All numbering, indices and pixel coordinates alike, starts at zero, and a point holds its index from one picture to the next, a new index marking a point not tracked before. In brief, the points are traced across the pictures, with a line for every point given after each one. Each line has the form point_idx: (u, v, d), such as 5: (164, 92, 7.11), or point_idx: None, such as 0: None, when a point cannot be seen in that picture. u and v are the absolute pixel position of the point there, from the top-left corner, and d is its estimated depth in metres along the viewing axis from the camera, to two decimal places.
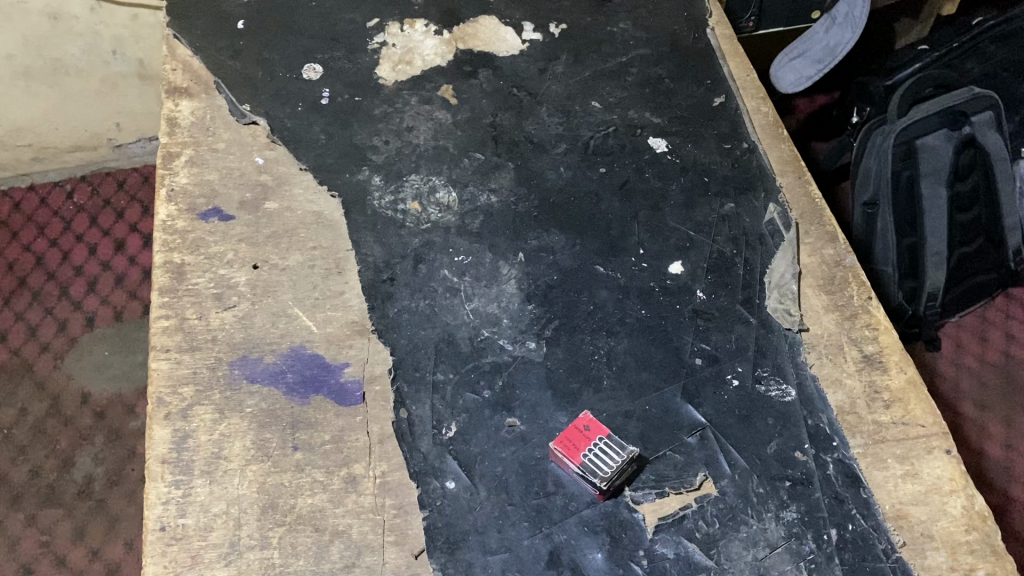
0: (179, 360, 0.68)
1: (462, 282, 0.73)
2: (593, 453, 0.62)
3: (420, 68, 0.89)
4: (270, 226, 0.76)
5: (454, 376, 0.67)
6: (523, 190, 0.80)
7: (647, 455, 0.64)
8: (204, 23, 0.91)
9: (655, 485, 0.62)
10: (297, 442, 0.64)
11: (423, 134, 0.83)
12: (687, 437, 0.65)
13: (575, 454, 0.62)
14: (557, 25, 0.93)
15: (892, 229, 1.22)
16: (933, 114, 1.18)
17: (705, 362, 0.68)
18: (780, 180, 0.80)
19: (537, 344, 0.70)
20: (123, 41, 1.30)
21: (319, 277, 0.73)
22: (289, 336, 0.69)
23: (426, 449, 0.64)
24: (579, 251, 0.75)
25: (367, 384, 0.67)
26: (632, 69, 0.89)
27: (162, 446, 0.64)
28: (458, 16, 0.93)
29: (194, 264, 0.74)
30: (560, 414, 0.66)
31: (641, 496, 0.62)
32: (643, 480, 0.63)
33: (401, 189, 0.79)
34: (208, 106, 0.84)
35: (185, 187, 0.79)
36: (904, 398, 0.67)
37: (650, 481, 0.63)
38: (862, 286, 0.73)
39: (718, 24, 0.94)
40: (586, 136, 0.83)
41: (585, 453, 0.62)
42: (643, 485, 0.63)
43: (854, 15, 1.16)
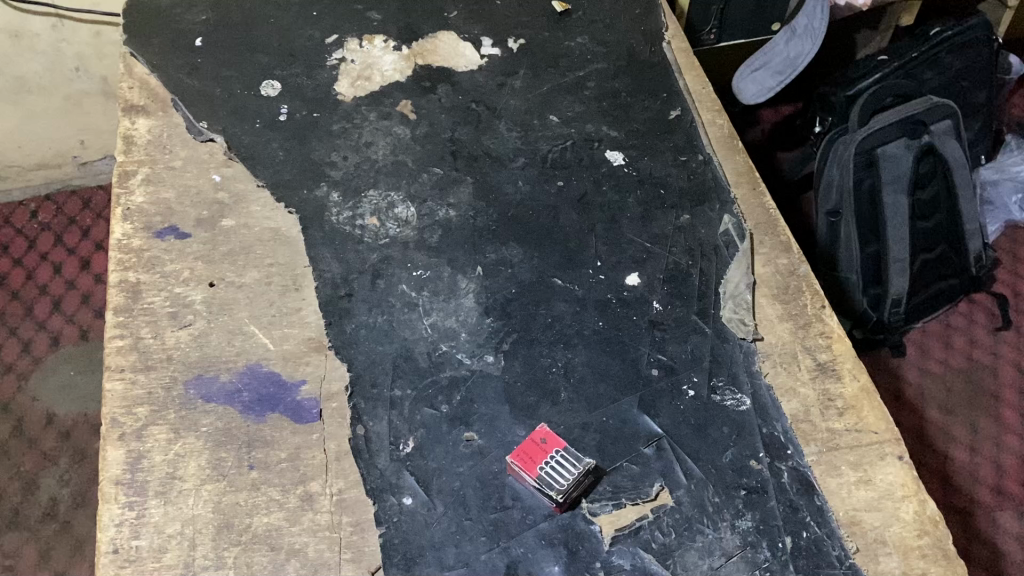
0: (133, 380, 0.67)
1: (420, 297, 0.73)
2: (549, 465, 0.62)
3: (378, 84, 0.89)
4: (227, 243, 0.76)
5: (411, 392, 0.67)
6: (482, 205, 0.80)
7: (600, 468, 0.64)
8: (162, 41, 0.91)
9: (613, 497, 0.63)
10: (253, 460, 0.64)
11: (382, 149, 0.84)
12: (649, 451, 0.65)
13: (534, 467, 0.62)
14: (515, 40, 0.93)
15: (855, 237, 1.24)
16: (892, 124, 1.20)
17: (661, 373, 0.69)
18: (734, 192, 0.81)
19: (495, 357, 0.70)
20: (87, 58, 1.32)
21: (276, 294, 0.73)
22: (244, 353, 0.69)
23: (383, 466, 0.64)
24: (537, 264, 0.76)
25: (324, 402, 0.67)
26: (589, 83, 0.89)
27: (116, 467, 0.63)
28: (417, 32, 0.93)
29: (150, 283, 0.73)
30: (517, 428, 0.66)
31: (599, 510, 0.62)
32: (600, 492, 0.63)
33: (359, 205, 0.79)
34: (165, 124, 0.84)
35: (142, 206, 0.78)
36: (857, 405, 0.68)
37: (608, 494, 0.63)
38: (816, 295, 0.74)
39: (674, 37, 0.95)
40: (544, 149, 0.84)
41: (542, 464, 0.62)
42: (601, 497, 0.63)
43: (814, 27, 1.19)
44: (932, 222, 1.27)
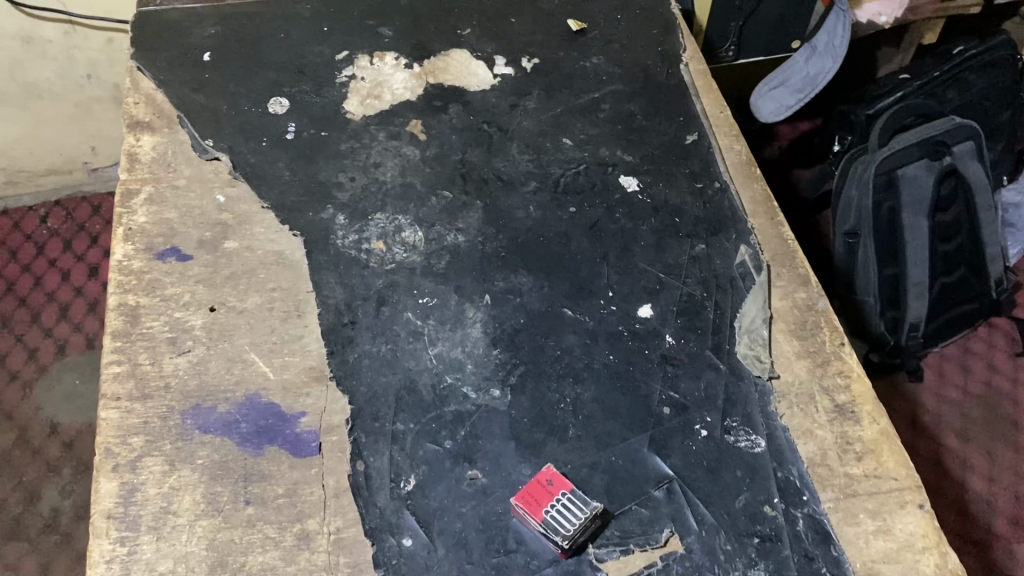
0: (129, 409, 0.65)
1: (425, 325, 0.71)
2: (554, 509, 0.59)
3: (389, 103, 0.87)
4: (229, 266, 0.74)
5: (414, 426, 0.65)
6: (491, 230, 0.78)
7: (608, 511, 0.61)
8: (170, 55, 0.89)
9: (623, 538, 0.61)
10: (249, 495, 0.62)
11: (390, 171, 0.82)
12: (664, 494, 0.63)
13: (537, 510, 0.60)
14: (529, 59, 0.91)
15: (873, 259, 1.22)
16: (912, 144, 1.18)
17: (673, 411, 0.66)
18: (752, 222, 0.78)
19: (502, 391, 0.68)
20: (98, 64, 1.31)
21: (278, 321, 0.71)
22: (244, 383, 0.67)
23: (383, 504, 0.62)
24: (547, 293, 0.74)
25: (324, 435, 0.65)
26: (604, 105, 0.87)
27: (108, 500, 0.61)
28: (429, 49, 0.91)
29: (149, 307, 0.71)
30: (523, 466, 0.63)
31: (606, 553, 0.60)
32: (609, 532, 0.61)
33: (365, 228, 0.77)
34: (170, 142, 0.82)
35: (144, 226, 0.76)
36: (876, 450, 0.65)
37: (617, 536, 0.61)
38: (835, 331, 0.71)
39: (693, 59, 0.92)
40: (556, 173, 0.82)
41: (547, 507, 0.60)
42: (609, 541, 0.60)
43: (835, 45, 1.17)
44: (953, 245, 1.24)
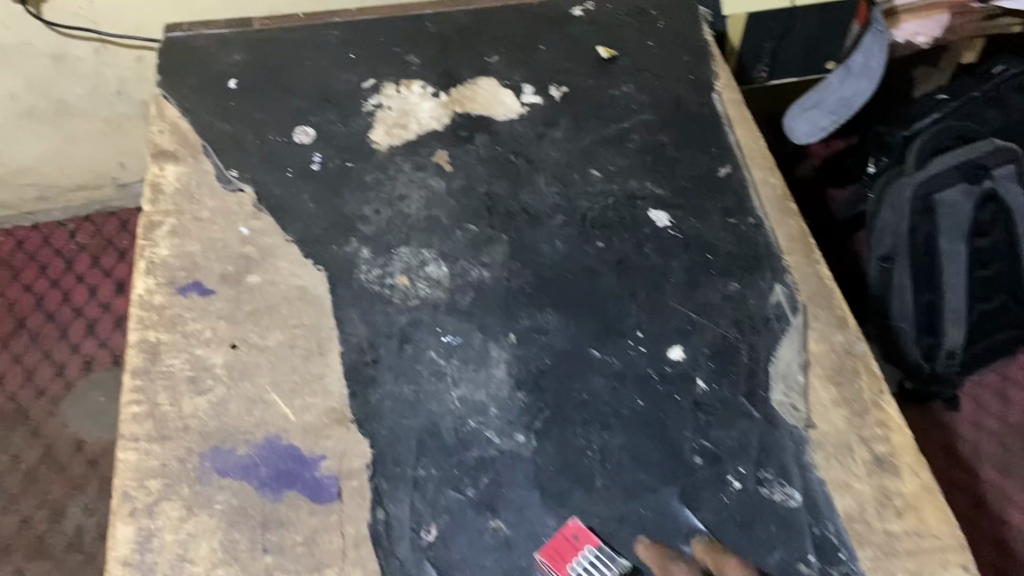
0: (148, 451, 0.64)
1: (449, 366, 0.70)
2: (580, 567, 0.59)
3: (415, 132, 0.85)
4: (251, 302, 0.73)
5: (436, 473, 0.64)
6: (517, 266, 0.76)
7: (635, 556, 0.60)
8: (196, 82, 0.89)
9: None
10: (267, 543, 0.60)
11: (415, 203, 0.80)
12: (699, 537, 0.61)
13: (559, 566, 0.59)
14: (558, 87, 0.89)
15: (909, 284, 1.20)
16: (952, 167, 1.15)
17: (704, 461, 0.64)
18: (787, 259, 0.76)
19: (526, 437, 0.66)
20: (128, 82, 1.31)
21: (300, 359, 0.70)
22: (264, 424, 0.66)
23: (403, 555, 0.60)
24: (574, 332, 0.72)
25: (344, 480, 0.63)
26: (634, 135, 0.85)
27: (125, 546, 0.60)
28: (457, 77, 0.90)
29: (170, 344, 0.70)
30: (548, 517, 0.62)
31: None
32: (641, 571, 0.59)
33: (389, 263, 0.76)
34: (194, 172, 0.81)
35: (166, 260, 0.75)
36: (918, 506, 0.62)
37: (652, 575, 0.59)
38: (874, 378, 0.69)
39: (726, 87, 0.90)
40: (584, 207, 0.80)
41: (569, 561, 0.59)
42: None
43: (871, 66, 1.13)
44: (992, 271, 1.20)
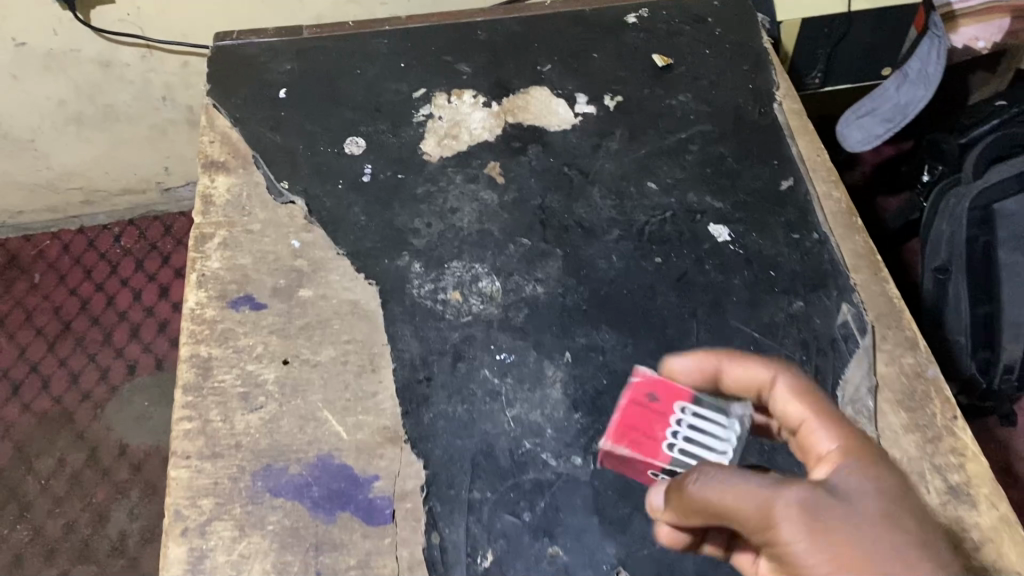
0: (199, 468, 0.63)
1: (503, 385, 0.68)
2: (683, 428, 0.56)
3: (466, 143, 0.84)
4: (304, 316, 0.72)
5: (492, 495, 0.62)
6: (572, 282, 0.74)
7: (663, 454, 0.55)
8: (246, 92, 0.88)
9: (709, 412, 0.57)
10: (321, 566, 0.59)
11: (467, 216, 0.79)
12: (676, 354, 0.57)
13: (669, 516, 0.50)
14: (612, 97, 0.87)
15: (966, 297, 1.14)
16: (1010, 177, 1.11)
17: None
18: (853, 277, 0.73)
19: (584, 459, 0.64)
20: (173, 88, 1.32)
21: (352, 376, 0.69)
22: (316, 443, 0.65)
23: None
24: (631, 351, 0.70)
25: (398, 502, 0.62)
26: (692, 147, 0.83)
27: (177, 567, 0.59)
28: (508, 87, 0.88)
29: (221, 359, 0.69)
30: (608, 544, 0.60)
31: (727, 438, 0.56)
32: (677, 457, 0.55)
33: (441, 277, 0.74)
34: (244, 183, 0.81)
35: (218, 273, 0.75)
36: (996, 539, 0.59)
37: (696, 421, 0.56)
38: (947, 403, 0.66)
39: (786, 96, 0.87)
40: (641, 221, 0.78)
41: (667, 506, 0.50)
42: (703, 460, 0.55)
43: (927, 72, 1.09)
44: None
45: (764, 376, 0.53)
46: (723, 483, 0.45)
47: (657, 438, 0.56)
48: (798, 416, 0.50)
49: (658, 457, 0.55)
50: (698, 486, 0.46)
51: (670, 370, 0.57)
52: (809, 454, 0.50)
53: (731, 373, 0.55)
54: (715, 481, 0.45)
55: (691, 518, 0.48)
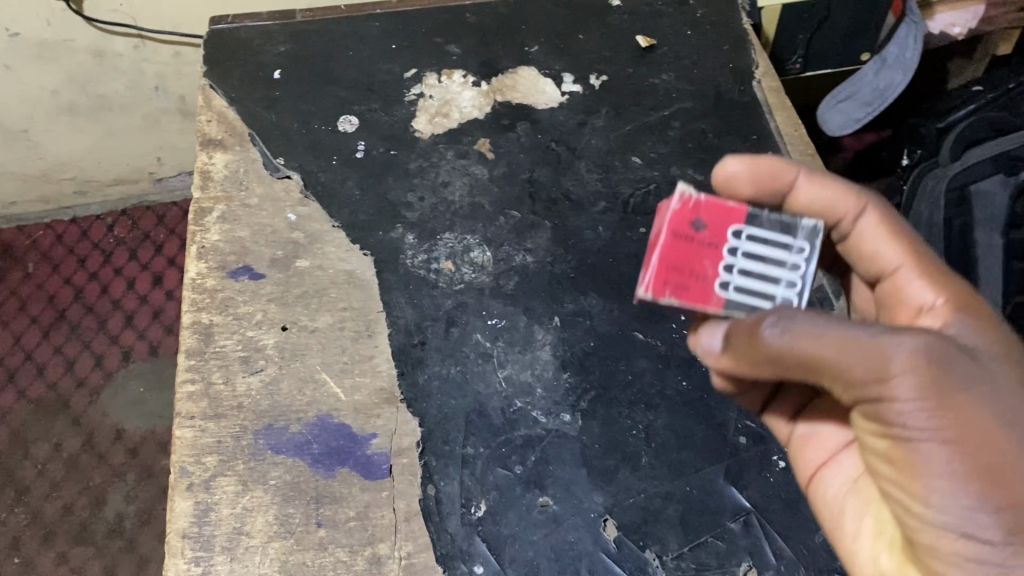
0: (203, 428, 0.66)
1: (495, 348, 0.71)
2: (738, 266, 0.52)
3: (456, 121, 0.86)
4: (301, 285, 0.74)
5: (485, 451, 0.65)
6: (560, 251, 0.77)
7: (717, 297, 0.52)
8: (241, 73, 0.90)
9: (765, 242, 0.52)
10: (321, 518, 0.62)
11: (459, 190, 0.81)
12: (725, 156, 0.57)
13: (722, 361, 0.50)
14: (597, 76, 0.90)
15: None
16: (985, 160, 1.10)
17: (749, 441, 0.66)
18: None
19: (572, 416, 0.67)
20: (166, 77, 1.28)
21: (349, 341, 0.71)
22: (316, 403, 0.67)
23: (454, 530, 0.62)
24: (617, 316, 0.73)
25: (394, 457, 0.65)
26: (675, 123, 0.86)
27: (183, 519, 0.62)
28: (497, 67, 0.91)
29: (222, 325, 0.72)
30: (595, 494, 0.64)
31: (786, 272, 0.52)
32: (733, 298, 0.52)
33: (434, 248, 0.77)
34: (242, 160, 0.83)
35: (217, 245, 0.77)
36: None
37: (750, 256, 0.52)
38: None
39: (765, 75, 0.90)
40: (626, 194, 0.81)
41: (725, 350, 0.50)
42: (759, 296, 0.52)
43: (906, 57, 1.09)
44: None
45: (852, 206, 0.56)
46: (841, 332, 0.45)
47: (708, 277, 0.52)
48: (887, 252, 0.55)
49: (711, 303, 0.52)
50: (791, 336, 0.45)
51: (721, 178, 0.56)
52: (904, 301, 0.54)
53: (803, 193, 0.57)
54: (810, 331, 0.45)
55: (760, 367, 0.47)
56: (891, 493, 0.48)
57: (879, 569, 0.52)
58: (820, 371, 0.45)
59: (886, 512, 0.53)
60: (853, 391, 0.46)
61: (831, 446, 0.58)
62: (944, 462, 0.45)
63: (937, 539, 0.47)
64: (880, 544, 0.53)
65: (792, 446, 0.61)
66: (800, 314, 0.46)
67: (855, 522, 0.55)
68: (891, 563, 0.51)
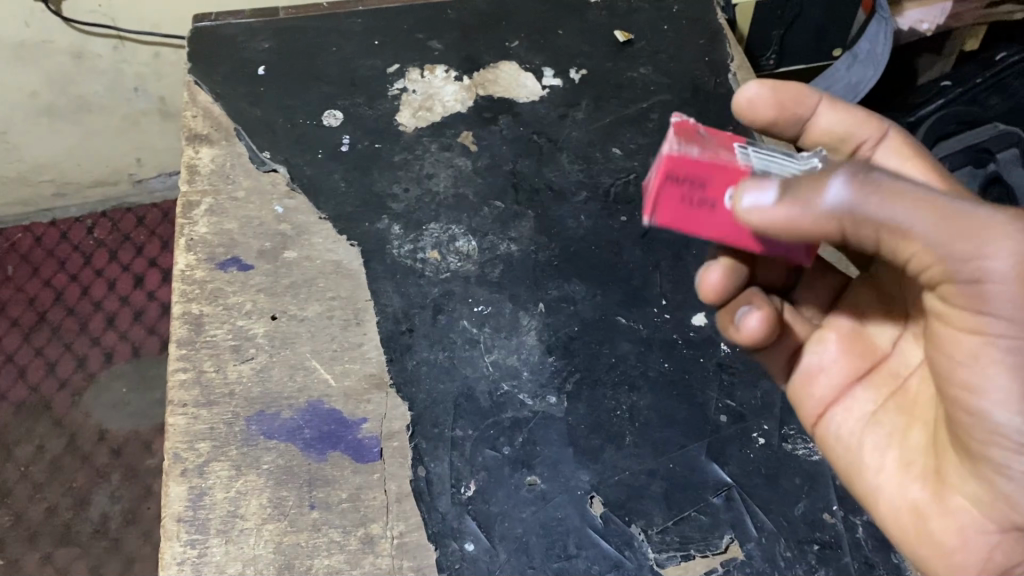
0: (196, 415, 0.67)
1: (481, 333, 0.72)
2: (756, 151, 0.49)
3: (440, 115, 0.88)
4: (289, 276, 0.75)
5: (473, 433, 0.67)
6: (544, 239, 0.79)
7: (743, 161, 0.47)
8: (225, 69, 0.90)
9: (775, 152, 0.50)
10: (314, 500, 0.64)
11: (443, 181, 0.83)
12: (743, 86, 0.58)
13: (774, 214, 0.45)
14: (577, 71, 0.92)
15: None
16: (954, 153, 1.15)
17: (729, 420, 0.69)
18: None
19: (558, 398, 0.69)
20: (145, 78, 1.28)
21: (338, 329, 0.72)
22: (307, 390, 0.69)
23: (445, 509, 0.64)
24: (600, 301, 0.74)
25: (385, 441, 0.67)
26: (653, 115, 0.88)
27: (178, 504, 0.64)
28: (479, 62, 0.92)
29: (212, 316, 0.73)
30: (582, 472, 0.66)
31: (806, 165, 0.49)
32: (761, 167, 0.47)
33: (420, 238, 0.78)
34: (228, 154, 0.84)
35: (205, 237, 0.78)
36: None
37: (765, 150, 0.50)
38: None
39: (740, 68, 0.93)
40: (607, 183, 0.83)
41: (782, 202, 0.45)
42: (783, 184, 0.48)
43: (876, 53, 1.11)
44: None
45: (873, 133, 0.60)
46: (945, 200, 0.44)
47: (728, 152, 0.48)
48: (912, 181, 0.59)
49: (741, 165, 0.47)
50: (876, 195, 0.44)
51: (743, 102, 0.57)
52: None
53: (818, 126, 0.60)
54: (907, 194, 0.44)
55: (841, 216, 0.44)
56: (950, 403, 0.48)
57: (910, 500, 0.54)
58: (903, 238, 0.44)
59: (919, 437, 0.54)
60: (931, 265, 0.45)
61: (837, 387, 0.59)
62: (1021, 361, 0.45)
63: (1009, 454, 0.46)
64: (908, 476, 0.54)
65: (790, 383, 0.61)
66: (882, 179, 0.45)
67: (877, 456, 0.56)
68: (924, 494, 0.53)
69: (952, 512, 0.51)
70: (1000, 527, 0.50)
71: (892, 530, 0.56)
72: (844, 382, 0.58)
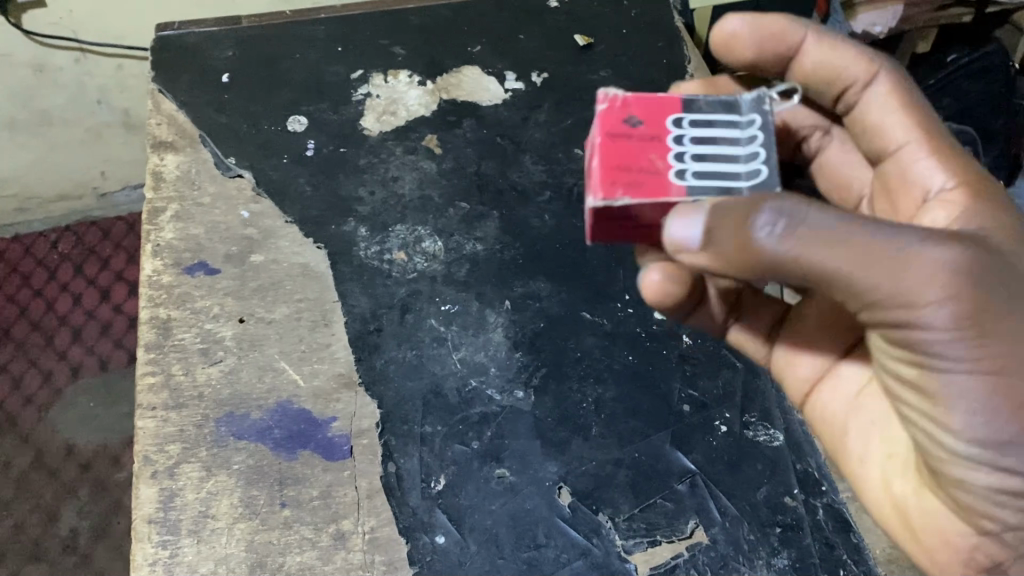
0: (165, 418, 0.68)
1: (448, 331, 0.73)
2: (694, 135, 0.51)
3: (404, 119, 0.89)
4: (256, 279, 0.76)
5: (442, 428, 0.68)
6: (509, 239, 0.80)
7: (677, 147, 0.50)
8: (189, 77, 0.91)
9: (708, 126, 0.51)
10: (285, 498, 0.65)
11: (408, 184, 0.84)
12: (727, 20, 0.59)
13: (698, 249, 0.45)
14: (538, 74, 0.93)
15: None
16: None
17: (692, 409, 0.70)
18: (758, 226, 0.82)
19: (525, 392, 0.70)
20: (108, 90, 1.27)
21: (306, 330, 0.73)
22: (275, 391, 0.69)
23: (415, 504, 0.65)
24: (565, 298, 0.76)
25: (355, 439, 0.68)
26: None
27: (149, 505, 0.64)
28: (441, 67, 0.93)
29: (180, 320, 0.73)
30: (549, 464, 0.67)
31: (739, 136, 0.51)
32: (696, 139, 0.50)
33: (386, 240, 0.79)
34: (193, 160, 0.85)
35: (171, 243, 0.79)
36: None
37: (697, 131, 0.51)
38: None
39: (697, 70, 0.95)
40: (569, 183, 0.84)
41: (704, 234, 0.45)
42: (716, 185, 0.49)
43: None
44: None
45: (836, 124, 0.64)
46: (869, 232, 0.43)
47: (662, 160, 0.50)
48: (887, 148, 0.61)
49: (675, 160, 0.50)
50: (805, 239, 0.42)
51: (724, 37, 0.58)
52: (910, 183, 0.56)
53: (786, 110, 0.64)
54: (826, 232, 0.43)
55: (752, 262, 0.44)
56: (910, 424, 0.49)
57: (892, 490, 0.56)
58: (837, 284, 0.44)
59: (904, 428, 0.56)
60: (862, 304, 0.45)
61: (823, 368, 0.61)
62: (972, 394, 0.45)
63: (966, 470, 0.47)
64: (891, 469, 0.56)
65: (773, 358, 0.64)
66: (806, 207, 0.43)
67: (862, 444, 0.58)
68: (906, 487, 0.54)
69: (932, 511, 0.52)
70: (977, 531, 0.50)
71: (877, 516, 0.58)
72: (827, 363, 0.61)
